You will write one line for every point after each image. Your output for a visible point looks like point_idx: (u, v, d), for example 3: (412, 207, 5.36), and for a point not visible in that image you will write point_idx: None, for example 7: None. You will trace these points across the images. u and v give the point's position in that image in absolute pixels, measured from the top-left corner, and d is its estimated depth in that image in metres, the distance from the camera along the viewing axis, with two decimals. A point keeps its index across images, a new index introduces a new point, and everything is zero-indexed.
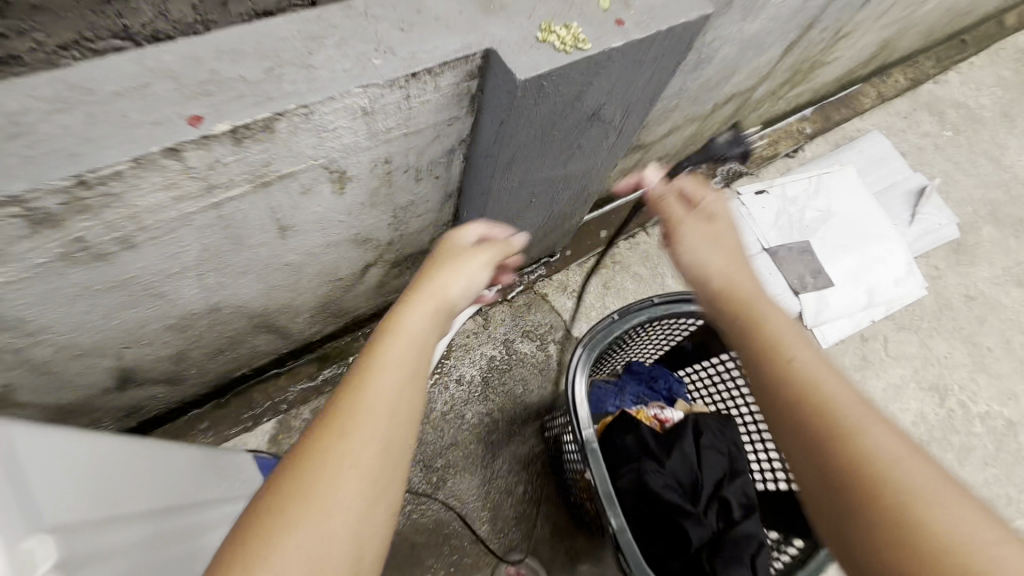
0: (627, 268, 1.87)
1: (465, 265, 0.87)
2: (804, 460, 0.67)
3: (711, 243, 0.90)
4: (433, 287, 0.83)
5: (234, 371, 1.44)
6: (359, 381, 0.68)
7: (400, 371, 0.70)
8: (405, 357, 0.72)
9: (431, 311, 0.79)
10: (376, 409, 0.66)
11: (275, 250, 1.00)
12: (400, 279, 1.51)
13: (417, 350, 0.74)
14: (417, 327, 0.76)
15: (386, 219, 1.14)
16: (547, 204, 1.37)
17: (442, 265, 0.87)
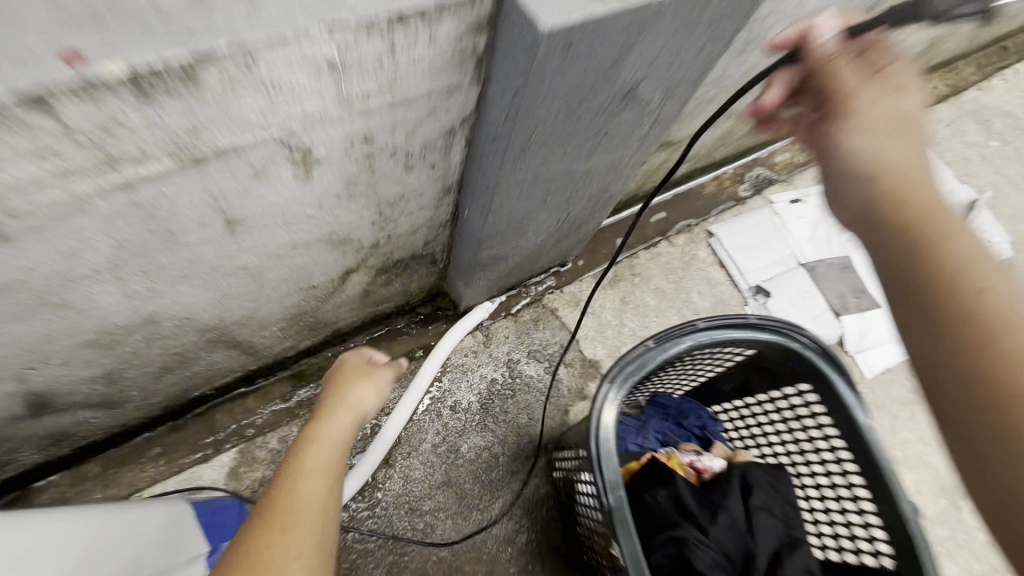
0: (647, 282, 1.65)
1: (368, 389, 1.00)
2: (970, 418, 0.49)
3: (894, 131, 0.61)
4: (342, 408, 0.93)
5: (189, 391, 1.22)
6: (289, 485, 0.72)
7: (327, 479, 0.76)
8: (322, 462, 0.78)
9: (344, 421, 0.90)
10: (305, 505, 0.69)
11: (226, 249, 0.79)
12: (389, 288, 1.30)
13: (337, 456, 0.82)
14: (336, 435, 0.85)
15: (369, 216, 0.93)
16: (563, 205, 1.16)
17: (343, 396, 0.96)
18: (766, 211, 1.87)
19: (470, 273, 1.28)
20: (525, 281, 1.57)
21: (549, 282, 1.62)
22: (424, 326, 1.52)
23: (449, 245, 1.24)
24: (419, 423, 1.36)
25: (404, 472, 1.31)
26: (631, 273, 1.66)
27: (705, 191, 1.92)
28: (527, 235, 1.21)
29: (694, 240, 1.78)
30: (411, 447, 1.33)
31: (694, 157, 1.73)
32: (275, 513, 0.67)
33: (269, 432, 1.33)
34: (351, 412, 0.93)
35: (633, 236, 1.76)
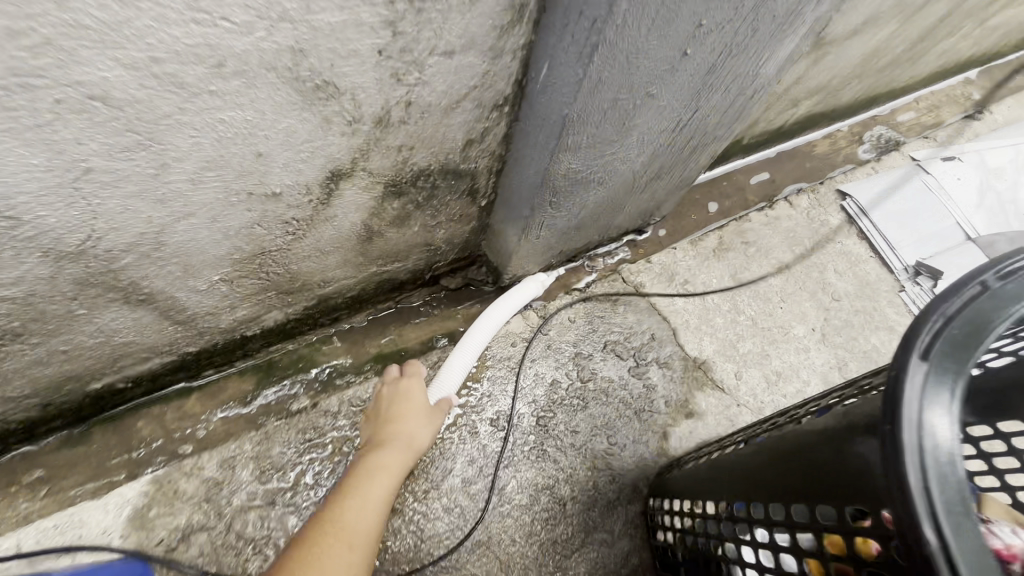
0: (764, 253, 1.19)
1: (421, 419, 0.81)
2: None
3: None
4: (392, 445, 0.77)
5: (82, 379, 0.76)
6: (356, 483, 0.72)
7: (388, 481, 0.73)
8: (388, 460, 0.75)
9: (399, 457, 0.76)
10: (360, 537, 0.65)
11: (30, 11, 0.33)
12: (404, 230, 0.84)
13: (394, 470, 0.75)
14: (392, 463, 0.75)
15: (374, 32, 0.48)
16: (696, 87, 0.70)
17: (394, 429, 0.79)
18: (908, 170, 1.39)
19: (529, 211, 0.82)
20: (591, 247, 1.10)
21: (624, 254, 1.14)
22: (451, 306, 1.04)
23: (502, 159, 0.78)
24: (442, 443, 0.89)
25: (421, 522, 0.85)
26: (741, 243, 1.19)
27: (825, 145, 1.44)
28: (627, 146, 0.75)
29: (821, 205, 1.30)
30: (430, 482, 0.87)
31: (826, 88, 1.26)
32: (330, 526, 0.66)
33: (210, 452, 0.85)
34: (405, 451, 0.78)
35: (735, 196, 1.29)
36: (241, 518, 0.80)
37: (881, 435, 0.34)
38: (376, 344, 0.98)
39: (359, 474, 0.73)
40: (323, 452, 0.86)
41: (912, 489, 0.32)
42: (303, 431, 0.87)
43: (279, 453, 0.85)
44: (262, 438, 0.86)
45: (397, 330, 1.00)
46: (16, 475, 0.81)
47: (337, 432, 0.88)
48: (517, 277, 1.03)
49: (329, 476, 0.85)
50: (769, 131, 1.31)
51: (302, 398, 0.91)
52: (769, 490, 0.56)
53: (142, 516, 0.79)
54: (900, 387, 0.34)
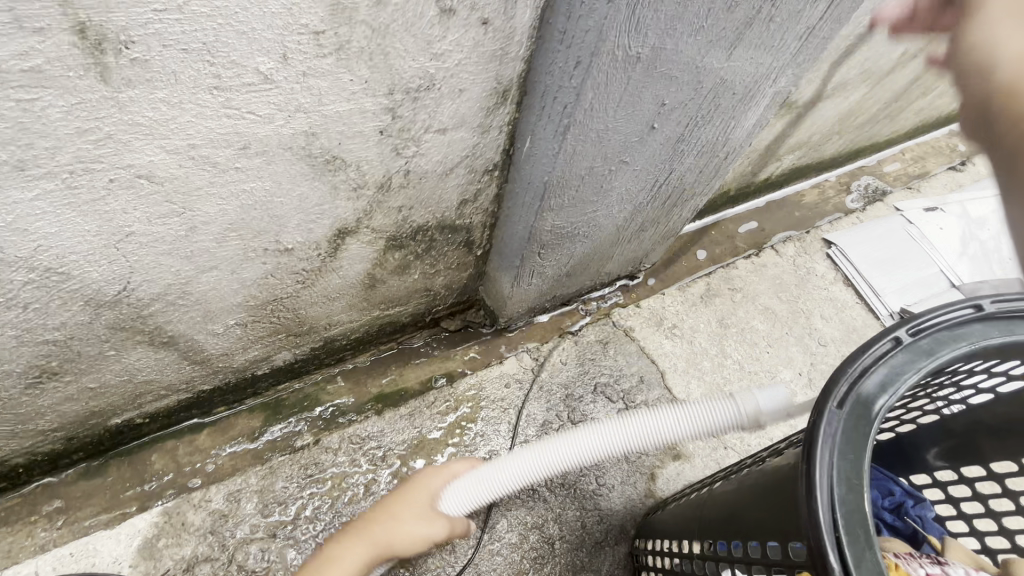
0: (752, 299, 1.24)
1: (407, 521, 0.77)
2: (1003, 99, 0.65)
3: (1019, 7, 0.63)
4: (362, 535, 0.76)
5: (105, 412, 0.82)
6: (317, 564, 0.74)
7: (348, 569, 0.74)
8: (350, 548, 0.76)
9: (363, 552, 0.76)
10: None
11: (97, 115, 0.42)
12: (405, 278, 0.91)
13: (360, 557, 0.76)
14: (352, 561, 0.74)
15: (376, 117, 0.56)
16: (668, 154, 0.77)
17: (378, 519, 0.78)
18: (893, 219, 1.45)
19: (520, 259, 0.89)
20: (585, 291, 1.16)
21: (617, 297, 1.21)
22: (449, 346, 1.10)
23: (495, 214, 0.86)
24: None
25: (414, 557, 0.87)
26: (728, 288, 1.25)
27: (811, 195, 1.52)
28: (609, 204, 0.83)
29: (807, 252, 1.36)
30: None
31: (808, 144, 1.35)
32: None
33: (216, 485, 0.89)
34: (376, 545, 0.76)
35: (722, 245, 1.36)
36: (242, 551, 0.84)
37: (800, 473, 0.39)
38: (378, 384, 1.04)
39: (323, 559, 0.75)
40: (324, 486, 0.91)
41: (821, 522, 0.37)
42: (306, 466, 0.92)
43: (281, 488, 0.90)
44: (267, 472, 0.91)
45: (398, 370, 1.06)
46: (38, 504, 0.86)
47: (337, 468, 0.92)
48: (512, 319, 1.09)
49: (327, 510, 0.88)
50: (755, 183, 1.38)
51: (306, 435, 0.96)
52: (737, 527, 0.60)
53: (149, 547, 0.83)
54: (817, 430, 0.40)
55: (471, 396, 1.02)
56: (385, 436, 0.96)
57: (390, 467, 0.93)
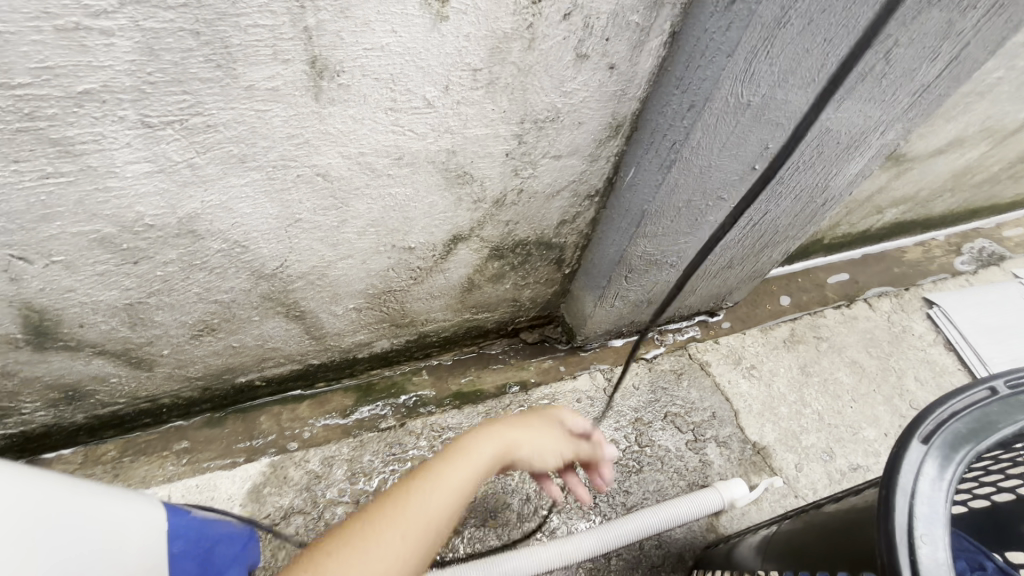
0: (837, 351, 1.21)
1: (539, 431, 0.62)
2: None
3: None
4: (480, 434, 0.58)
5: (236, 370, 0.97)
6: (354, 527, 0.48)
7: (397, 566, 0.46)
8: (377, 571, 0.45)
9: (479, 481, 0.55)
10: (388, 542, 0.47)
11: (304, 125, 0.54)
12: (499, 286, 0.99)
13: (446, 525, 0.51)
14: (486, 458, 0.56)
15: (506, 141, 0.65)
16: (766, 195, 0.81)
17: (508, 432, 0.60)
18: (1006, 287, 1.36)
19: (607, 281, 0.94)
20: (663, 322, 1.20)
21: (694, 331, 1.22)
22: (527, 357, 1.17)
23: (588, 235, 0.92)
24: (503, 481, 0.97)
25: (476, 546, 0.91)
26: (813, 336, 1.23)
27: (912, 253, 1.46)
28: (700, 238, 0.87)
29: (904, 310, 1.30)
30: (490, 511, 0.94)
31: (913, 200, 1.31)
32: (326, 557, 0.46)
33: (313, 449, 1.00)
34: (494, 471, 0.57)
35: (808, 293, 1.34)
36: (329, 511, 0.93)
37: (878, 498, 0.41)
38: (458, 382, 1.12)
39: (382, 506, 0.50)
40: (403, 467, 0.98)
41: (896, 539, 0.38)
42: (390, 445, 1.01)
43: (367, 461, 0.99)
44: (356, 444, 1.01)
45: (476, 372, 1.14)
46: (170, 442, 1.01)
47: (416, 450, 1.01)
48: (589, 338, 1.14)
49: None
50: (851, 234, 1.36)
51: (391, 418, 1.06)
52: (806, 565, 0.60)
53: (256, 492, 0.95)
54: (900, 459, 0.42)
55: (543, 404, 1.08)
56: (462, 429, 1.04)
57: None
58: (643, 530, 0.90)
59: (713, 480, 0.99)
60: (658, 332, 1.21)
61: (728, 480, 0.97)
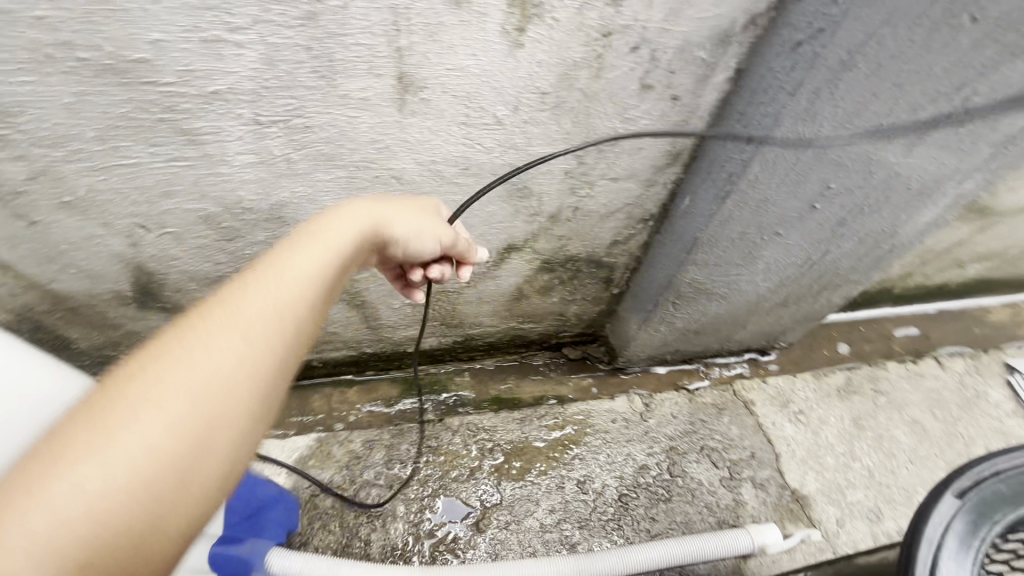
0: (897, 407, 1.14)
1: (399, 208, 0.55)
2: None
3: None
4: (328, 218, 0.48)
5: None
6: (159, 348, 0.36)
7: (239, 370, 0.36)
8: (164, 406, 0.33)
9: (321, 280, 0.43)
10: (216, 352, 0.36)
11: (387, 132, 0.60)
12: (547, 298, 1.02)
13: (285, 337, 0.40)
14: (340, 237, 0.47)
15: (567, 160, 0.69)
16: (826, 234, 0.79)
17: (374, 212, 0.52)
18: None
19: (653, 305, 0.95)
20: (709, 355, 1.18)
21: (742, 369, 1.20)
22: (567, 373, 1.19)
23: (639, 257, 0.94)
24: (530, 489, 0.99)
25: (498, 547, 0.93)
26: (871, 389, 1.16)
27: (990, 316, 1.36)
28: (753, 271, 0.86)
29: (979, 373, 1.21)
30: (515, 516, 0.96)
31: (998, 257, 1.22)
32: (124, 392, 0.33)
33: (356, 431, 1.06)
34: (341, 269, 0.46)
35: (871, 344, 1.28)
36: (364, 490, 0.97)
37: (902, 546, 0.41)
38: (497, 387, 1.16)
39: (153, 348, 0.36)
40: (436, 460, 1.02)
41: None
42: (427, 437, 1.05)
43: (403, 450, 1.03)
44: (396, 432, 1.06)
45: (517, 380, 1.17)
46: None
47: (451, 446, 1.04)
48: (630, 361, 1.15)
49: (436, 479, 0.99)
50: (924, 287, 1.29)
51: (430, 413, 1.11)
52: None
53: (302, 462, 1.01)
54: (929, 510, 0.41)
55: (578, 419, 1.09)
56: (496, 432, 1.07)
57: (495, 460, 1.03)
58: (662, 557, 0.90)
59: (744, 521, 0.96)
60: (703, 364, 1.20)
61: (761, 524, 0.94)
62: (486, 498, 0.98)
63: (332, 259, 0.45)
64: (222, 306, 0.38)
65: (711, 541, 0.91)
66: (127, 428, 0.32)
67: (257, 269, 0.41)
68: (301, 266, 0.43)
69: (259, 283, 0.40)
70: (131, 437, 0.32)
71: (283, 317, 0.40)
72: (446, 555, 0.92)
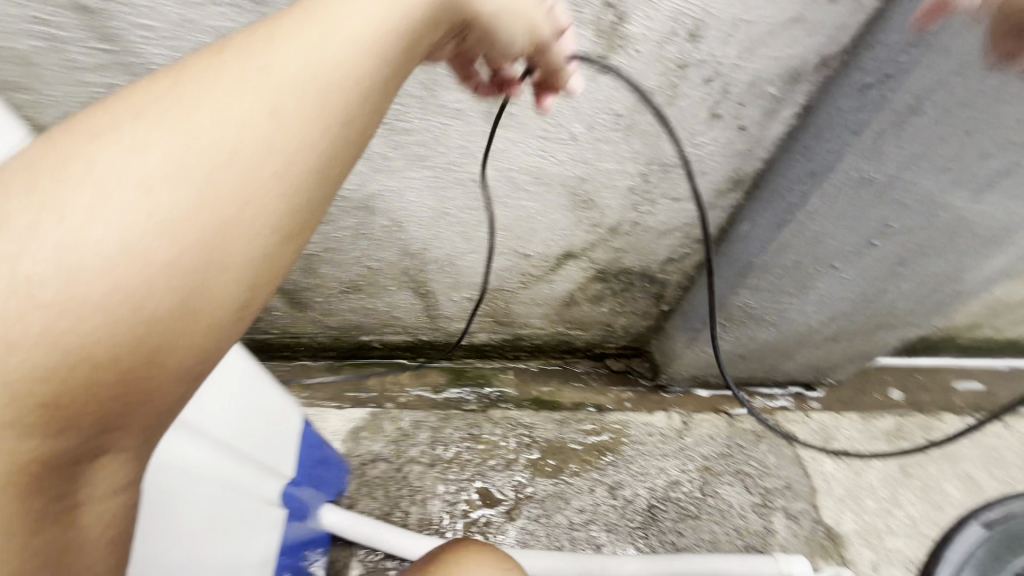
0: (950, 460, 1.10)
1: None
2: None
3: None
4: None
5: (362, 329, 1.15)
6: (159, 107, 0.26)
7: (258, 160, 0.27)
8: (143, 193, 0.24)
9: (382, 50, 0.31)
10: (237, 131, 0.26)
11: (473, 139, 0.68)
12: (597, 307, 1.07)
13: (321, 125, 0.28)
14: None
15: (632, 177, 0.74)
16: (885, 272, 0.80)
17: None
18: None
19: (702, 324, 0.98)
20: (754, 383, 1.18)
21: (787, 401, 1.18)
22: (608, 383, 1.22)
23: (692, 276, 0.97)
24: (562, 487, 1.03)
25: (526, 537, 0.98)
26: (922, 437, 1.13)
27: None
28: (806, 301, 0.88)
29: None
30: (545, 510, 1.01)
31: None
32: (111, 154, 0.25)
33: (405, 411, 1.14)
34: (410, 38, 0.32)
35: (929, 393, 1.23)
36: (408, 466, 1.05)
37: None
38: (539, 388, 1.21)
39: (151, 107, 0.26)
40: (476, 447, 1.08)
41: None
42: (469, 425, 1.12)
43: (446, 434, 1.10)
44: (442, 416, 1.13)
45: (558, 383, 1.22)
46: (297, 376, 1.22)
47: (491, 437, 1.10)
48: (672, 378, 1.17)
49: (474, 465, 1.06)
50: (992, 341, 1.24)
51: (474, 403, 1.17)
52: None
53: (355, 433, 1.10)
54: None
55: (615, 428, 1.12)
56: (535, 428, 1.12)
57: (531, 455, 1.08)
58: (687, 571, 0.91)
59: (773, 549, 0.96)
60: (746, 391, 1.20)
61: (790, 554, 0.94)
62: (519, 490, 1.03)
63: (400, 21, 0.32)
64: (247, 64, 0.28)
65: (736, 562, 0.92)
66: (87, 213, 0.24)
67: (299, 23, 0.29)
68: (359, 22, 0.30)
69: (299, 40, 0.29)
70: (96, 224, 0.24)
71: (325, 96, 0.28)
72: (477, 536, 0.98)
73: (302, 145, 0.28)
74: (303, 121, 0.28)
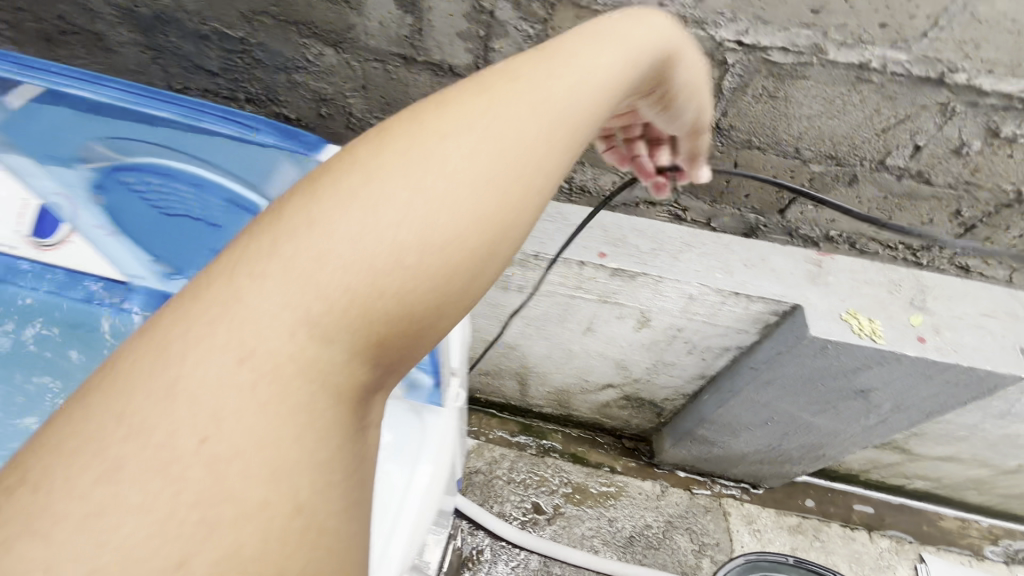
0: (826, 552, 1.74)
1: (612, 45, 0.59)
2: None
3: None
4: (566, 62, 0.53)
5: (477, 391, 1.91)
6: (415, 153, 0.43)
7: (486, 195, 0.43)
8: (431, 190, 0.42)
9: (555, 141, 0.49)
10: (477, 180, 0.43)
11: (573, 337, 1.44)
12: (620, 410, 1.79)
13: (522, 184, 0.46)
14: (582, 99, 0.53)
15: (648, 363, 1.47)
16: (780, 436, 1.48)
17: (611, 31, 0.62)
18: None
19: (680, 436, 1.68)
20: (715, 476, 1.85)
21: (736, 490, 1.85)
22: (620, 454, 1.93)
23: (679, 407, 1.68)
24: (581, 513, 1.76)
25: (556, 535, 1.71)
26: (813, 533, 1.78)
27: (938, 522, 1.89)
28: (738, 440, 1.57)
29: (897, 553, 1.77)
30: (570, 522, 1.73)
31: (936, 481, 1.80)
32: (399, 182, 0.42)
33: (493, 445, 1.90)
34: (567, 124, 0.51)
35: (835, 508, 1.86)
36: (494, 479, 1.80)
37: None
38: (576, 447, 1.93)
39: (407, 152, 0.43)
40: (535, 476, 1.82)
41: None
42: (531, 462, 1.86)
43: (518, 465, 1.85)
44: (515, 453, 1.88)
45: (590, 446, 1.94)
46: None
47: (544, 473, 1.83)
48: (663, 461, 1.86)
49: (532, 487, 1.80)
50: (883, 482, 1.88)
51: (535, 448, 1.91)
52: None
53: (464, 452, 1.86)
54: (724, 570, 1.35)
55: (619, 484, 1.84)
56: (570, 473, 1.85)
57: (566, 489, 1.80)
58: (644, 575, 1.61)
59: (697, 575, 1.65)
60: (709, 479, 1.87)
61: None
62: (556, 507, 1.76)
63: (568, 120, 0.51)
64: (472, 132, 0.45)
65: None
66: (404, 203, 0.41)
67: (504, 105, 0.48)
68: (540, 118, 0.49)
69: (507, 117, 0.47)
70: (414, 208, 0.41)
71: (523, 163, 0.46)
72: (529, 528, 1.72)
73: (511, 193, 0.45)
74: (512, 171, 0.45)
